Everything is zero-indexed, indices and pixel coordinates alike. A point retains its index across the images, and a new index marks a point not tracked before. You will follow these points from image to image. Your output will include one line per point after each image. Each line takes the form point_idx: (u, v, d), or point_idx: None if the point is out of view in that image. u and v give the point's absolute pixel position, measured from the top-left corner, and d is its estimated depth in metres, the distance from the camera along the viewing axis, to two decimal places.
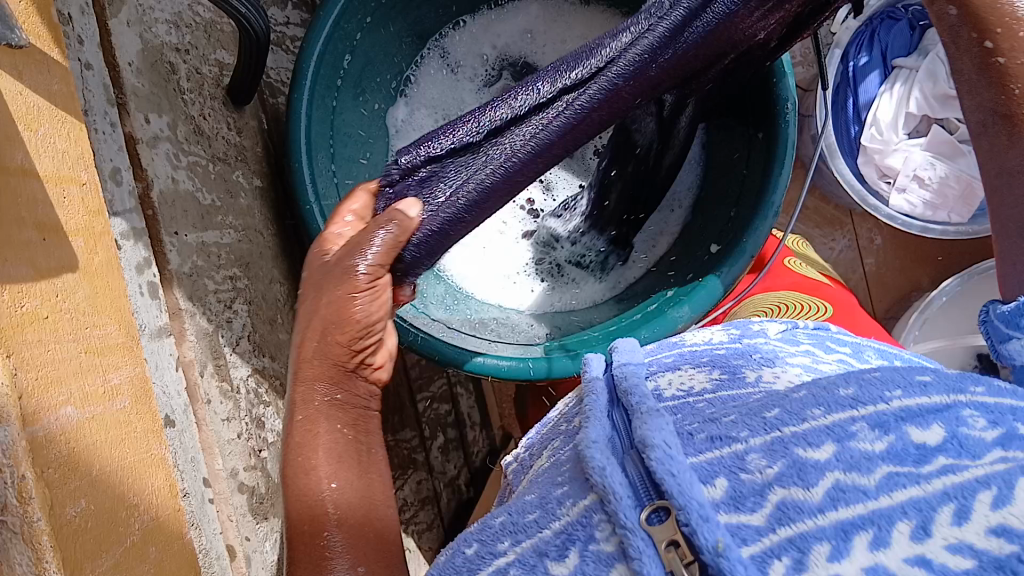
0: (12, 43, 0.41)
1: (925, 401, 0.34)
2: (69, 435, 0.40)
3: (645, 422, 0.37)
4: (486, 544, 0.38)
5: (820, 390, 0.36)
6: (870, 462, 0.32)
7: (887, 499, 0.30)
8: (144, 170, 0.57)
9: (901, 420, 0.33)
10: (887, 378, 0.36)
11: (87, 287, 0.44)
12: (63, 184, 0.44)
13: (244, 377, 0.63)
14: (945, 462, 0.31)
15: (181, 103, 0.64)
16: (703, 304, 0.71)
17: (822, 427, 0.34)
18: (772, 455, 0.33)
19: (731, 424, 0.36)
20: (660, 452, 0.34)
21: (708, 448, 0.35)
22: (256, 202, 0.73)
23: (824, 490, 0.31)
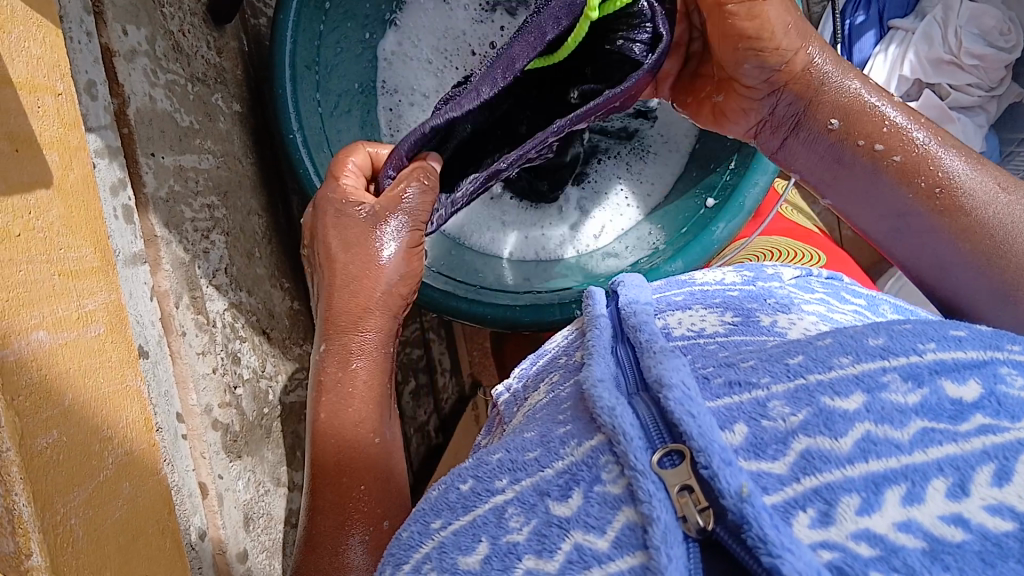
0: None
1: (960, 356, 0.31)
2: (40, 362, 0.38)
3: (660, 362, 0.34)
4: (482, 481, 0.34)
5: (847, 338, 0.33)
6: (901, 415, 0.28)
7: (921, 455, 0.27)
8: (120, 85, 0.54)
9: (934, 374, 0.30)
10: (918, 331, 0.33)
11: (61, 205, 0.41)
12: (38, 93, 0.41)
13: (221, 311, 0.61)
14: (983, 422, 0.28)
15: (159, 17, 0.60)
16: (696, 259, 0.71)
17: (849, 377, 0.30)
18: (796, 404, 0.30)
19: (751, 369, 0.33)
20: (677, 393, 0.31)
21: (726, 393, 0.32)
22: (235, 127, 0.69)
23: (853, 441, 0.28)
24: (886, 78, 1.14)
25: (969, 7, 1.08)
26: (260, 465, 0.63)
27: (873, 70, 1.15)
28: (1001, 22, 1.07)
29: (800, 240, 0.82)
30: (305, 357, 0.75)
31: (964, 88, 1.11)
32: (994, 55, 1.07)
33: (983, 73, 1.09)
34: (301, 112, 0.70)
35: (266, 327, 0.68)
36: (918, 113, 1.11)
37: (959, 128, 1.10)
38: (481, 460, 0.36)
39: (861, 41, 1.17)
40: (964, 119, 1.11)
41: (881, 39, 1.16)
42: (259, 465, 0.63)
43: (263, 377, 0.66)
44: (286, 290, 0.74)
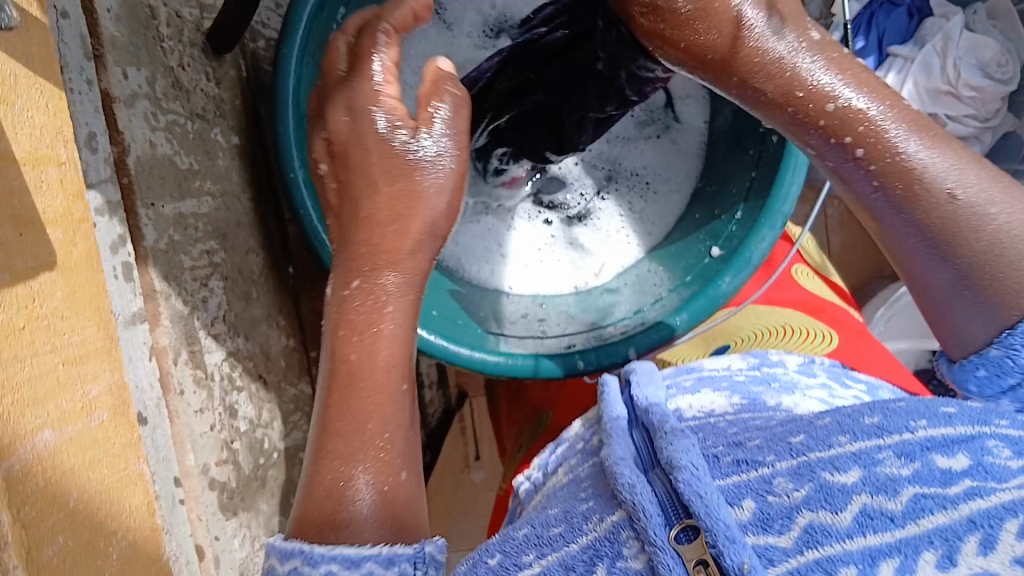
0: None
1: (948, 430, 0.31)
2: (46, 464, 0.36)
3: (670, 440, 0.34)
4: (509, 557, 0.35)
5: (843, 416, 0.33)
6: (896, 484, 0.29)
7: (912, 526, 0.27)
8: (120, 133, 0.51)
9: (926, 448, 0.30)
10: (910, 407, 0.33)
11: (64, 287, 0.39)
12: (41, 165, 0.39)
13: (218, 362, 0.59)
14: (971, 485, 0.28)
15: (160, 53, 0.58)
16: (702, 310, 0.68)
17: (847, 452, 0.31)
18: (799, 478, 0.30)
19: (757, 448, 0.33)
20: (687, 473, 0.31)
21: (735, 471, 0.32)
22: (234, 163, 0.67)
23: (852, 515, 0.28)
24: None
25: (969, 38, 1.09)
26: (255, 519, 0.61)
27: None
28: (999, 55, 1.08)
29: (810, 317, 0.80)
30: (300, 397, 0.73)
31: (961, 118, 1.11)
32: (991, 87, 1.08)
33: (980, 104, 1.10)
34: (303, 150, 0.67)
35: (262, 372, 0.66)
36: None
37: None
38: (508, 534, 0.37)
39: (861, 66, 1.15)
40: None
41: (881, 66, 1.15)
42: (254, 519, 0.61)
43: (259, 426, 0.63)
44: (284, 325, 0.71)
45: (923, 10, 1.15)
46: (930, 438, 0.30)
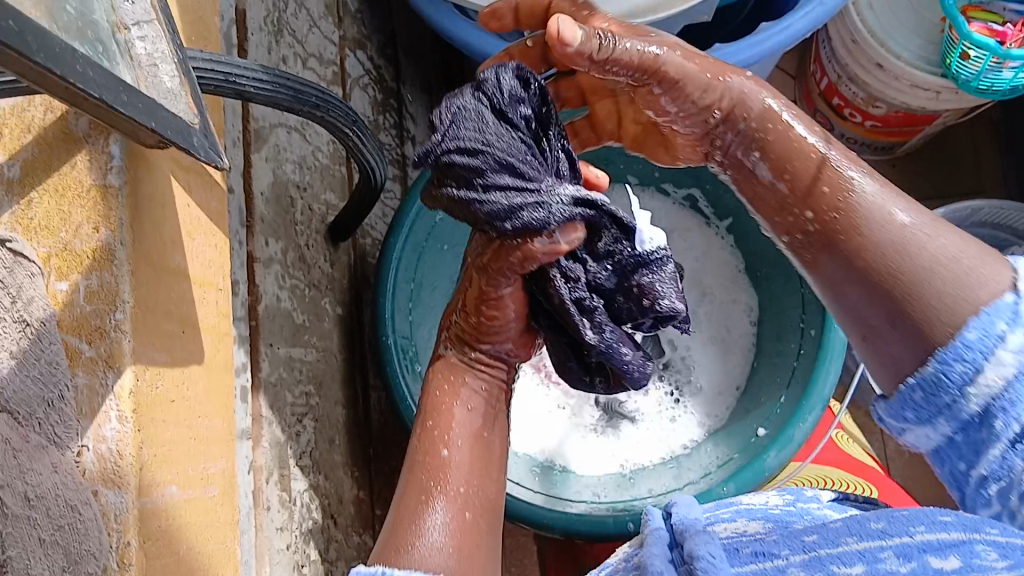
0: (217, 166, 0.45)
1: (942, 535, 0.41)
2: (169, 513, 0.44)
3: (695, 538, 0.48)
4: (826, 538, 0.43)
5: (853, 522, 0.44)
6: (880, 557, 0.40)
7: (888, 570, 0.40)
8: (255, 285, 0.64)
9: (922, 551, 0.40)
10: (912, 516, 0.43)
11: (206, 381, 0.49)
12: (206, 287, 0.50)
13: (301, 490, 0.66)
14: (944, 564, 0.39)
15: (293, 233, 0.72)
16: (748, 482, 0.73)
17: (855, 550, 0.41)
18: (811, 568, 0.42)
19: (774, 543, 0.45)
20: (705, 562, 0.46)
21: (752, 560, 0.45)
22: (336, 329, 0.78)
23: (860, 572, 0.40)
24: None
25: None
26: None
27: None
28: None
29: (848, 467, 0.92)
30: (362, 546, 0.79)
31: None
32: None
33: None
34: (395, 320, 0.80)
35: (334, 512, 0.73)
36: None
37: None
38: None
39: None
40: None
41: None
42: None
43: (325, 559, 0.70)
44: (355, 477, 0.79)
45: None
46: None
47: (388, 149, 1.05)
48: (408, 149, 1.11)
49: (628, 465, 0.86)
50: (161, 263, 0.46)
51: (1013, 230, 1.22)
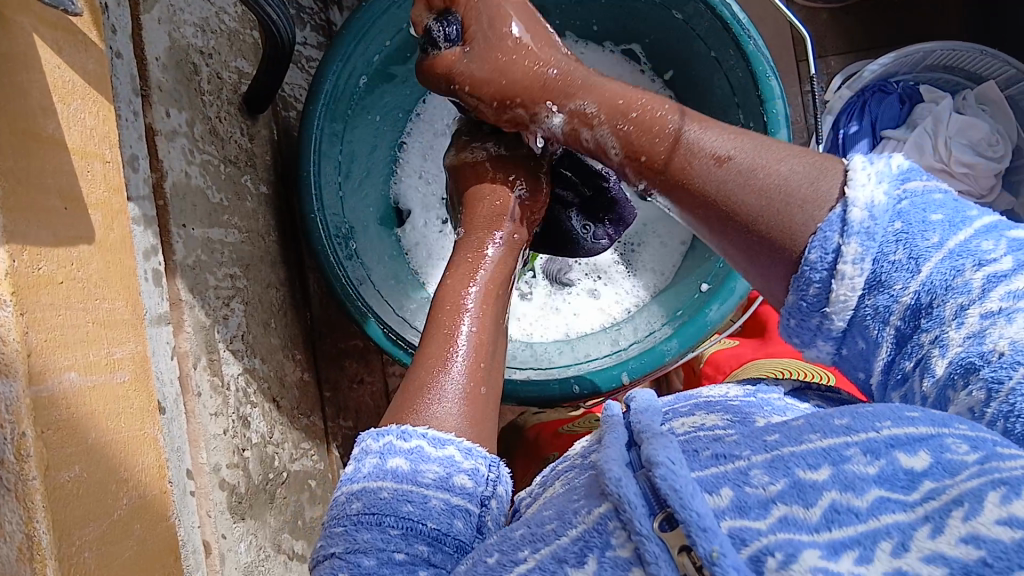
0: (70, 10, 0.43)
1: (912, 431, 0.35)
2: (69, 401, 0.41)
3: (652, 438, 0.38)
4: (787, 436, 0.37)
5: (817, 419, 0.37)
6: (863, 483, 0.33)
7: (873, 520, 0.31)
8: (160, 161, 0.59)
9: (890, 447, 0.34)
10: (878, 412, 0.37)
11: (100, 261, 0.45)
12: (88, 159, 0.45)
13: (235, 375, 0.64)
14: (930, 486, 0.32)
15: (200, 104, 0.66)
16: (691, 338, 0.72)
17: (819, 450, 0.35)
18: (774, 473, 0.34)
19: (733, 445, 0.38)
20: (664, 468, 0.35)
21: (712, 464, 0.36)
22: (261, 208, 0.74)
23: (823, 507, 0.32)
24: None
25: (958, 120, 1.14)
26: (262, 529, 0.65)
27: None
28: (988, 136, 1.14)
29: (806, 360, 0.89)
30: (311, 428, 0.77)
31: None
32: (983, 164, 1.14)
33: (974, 181, 1.15)
34: (321, 196, 0.75)
35: (276, 396, 0.70)
36: None
37: None
38: (506, 533, 0.40)
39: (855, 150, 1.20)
40: None
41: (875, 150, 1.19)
42: (261, 529, 0.64)
43: (270, 443, 0.68)
44: (297, 360, 0.76)
45: (912, 96, 1.19)
46: (882, 213, 0.43)
47: (309, 13, 0.97)
48: (333, 13, 1.03)
49: (571, 331, 0.86)
50: (30, 130, 0.41)
51: (965, 74, 1.17)
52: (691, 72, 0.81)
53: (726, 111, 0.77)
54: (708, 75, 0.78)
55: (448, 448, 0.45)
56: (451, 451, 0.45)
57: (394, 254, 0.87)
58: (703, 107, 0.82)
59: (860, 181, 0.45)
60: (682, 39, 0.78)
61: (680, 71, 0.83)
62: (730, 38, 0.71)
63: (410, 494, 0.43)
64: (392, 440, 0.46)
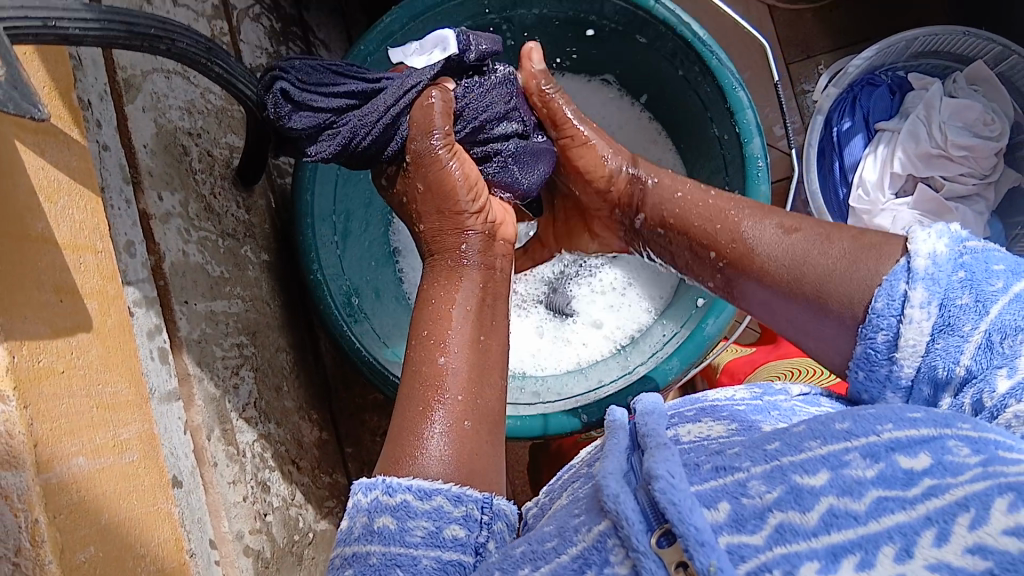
0: (35, 117, 0.41)
1: (913, 433, 0.35)
2: (80, 484, 0.43)
3: (654, 454, 0.37)
4: (789, 442, 0.37)
5: (817, 424, 0.37)
6: (860, 487, 0.33)
7: (874, 525, 0.32)
8: (156, 243, 0.61)
9: (890, 450, 0.35)
10: (879, 414, 0.37)
11: (99, 347, 0.47)
12: (80, 252, 0.48)
13: (250, 442, 0.65)
14: (929, 485, 0.33)
15: (192, 183, 0.69)
16: (691, 354, 0.74)
17: (818, 456, 0.35)
18: (771, 481, 0.34)
19: (735, 455, 0.37)
20: (664, 484, 0.34)
21: (713, 477, 0.36)
22: (263, 275, 0.75)
23: (819, 515, 0.33)
24: (878, 178, 1.17)
25: (949, 103, 1.13)
26: None
27: (864, 171, 1.18)
28: (984, 115, 1.13)
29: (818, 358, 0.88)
30: (335, 486, 0.78)
31: (958, 179, 1.15)
32: (982, 145, 1.12)
33: (975, 162, 1.14)
34: (320, 256, 0.77)
35: (296, 458, 0.71)
36: (916, 207, 1.14)
37: (958, 216, 1.14)
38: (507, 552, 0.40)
39: (851, 145, 1.20)
40: (961, 207, 1.14)
41: (870, 142, 1.19)
42: None
43: (293, 505, 0.69)
44: (314, 420, 0.78)
45: (903, 85, 1.20)
46: (944, 262, 0.44)
47: None
48: None
49: (583, 360, 0.87)
50: (19, 231, 0.43)
51: (954, 58, 1.17)
52: (662, 91, 0.84)
53: (700, 124, 0.80)
54: (679, 91, 0.81)
55: (438, 500, 0.46)
56: (440, 502, 0.46)
57: (400, 306, 0.88)
58: (679, 124, 0.85)
59: (922, 239, 0.46)
60: (649, 60, 0.81)
61: (651, 93, 0.87)
62: (696, 58, 0.74)
63: (400, 556, 0.44)
64: (379, 495, 0.47)
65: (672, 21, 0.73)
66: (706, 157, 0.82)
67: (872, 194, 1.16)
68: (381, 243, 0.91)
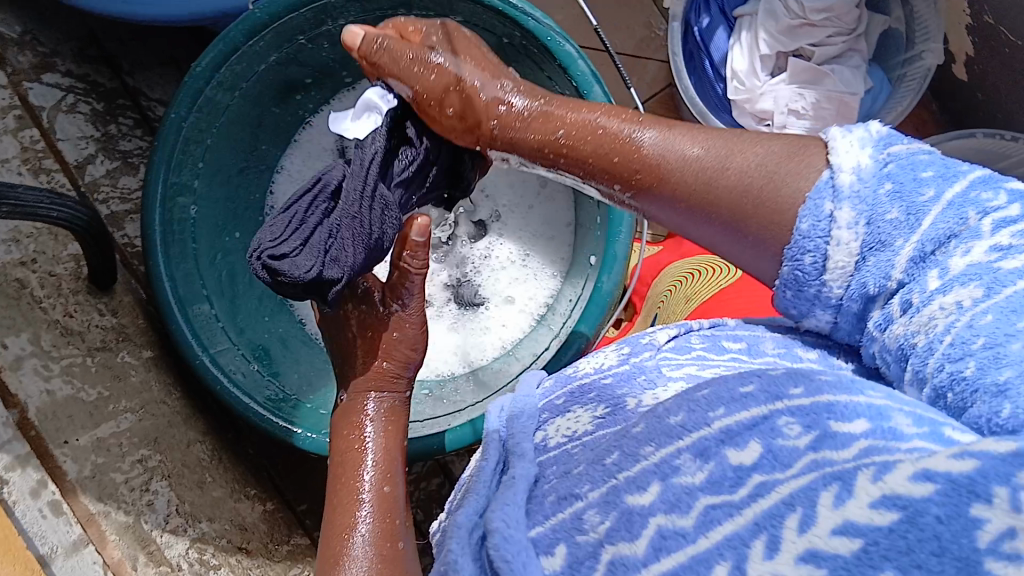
0: None
1: (744, 415, 0.36)
2: None
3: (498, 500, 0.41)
4: (628, 451, 0.38)
5: (654, 421, 0.39)
6: (688, 499, 0.33)
7: (704, 542, 0.31)
8: (14, 396, 0.60)
9: (720, 444, 0.35)
10: (712, 396, 0.38)
11: None
12: None
13: (183, 552, 0.64)
14: (758, 480, 0.32)
15: (40, 314, 0.65)
16: (597, 317, 0.70)
17: (650, 467, 0.36)
18: (605, 510, 0.35)
19: (579, 478, 0.39)
20: (497, 537, 0.37)
21: (554, 511, 0.38)
22: (150, 376, 0.72)
23: (648, 540, 0.33)
24: (749, 65, 1.13)
25: None
26: None
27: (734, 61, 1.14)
28: None
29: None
30: (298, 549, 0.77)
31: (827, 41, 1.11)
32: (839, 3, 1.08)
33: (838, 21, 1.10)
34: (202, 339, 0.71)
35: (241, 543, 0.70)
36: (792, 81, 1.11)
37: (836, 78, 1.10)
38: None
39: (715, 40, 1.17)
40: (837, 68, 1.11)
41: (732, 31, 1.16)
42: None
43: None
44: (254, 495, 0.76)
45: None
46: (872, 174, 0.38)
47: None
48: None
49: (507, 342, 0.83)
50: None
51: None
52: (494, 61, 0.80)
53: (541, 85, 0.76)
54: (509, 57, 0.77)
55: None
56: None
57: (308, 352, 0.84)
58: None
59: (844, 148, 0.39)
60: None
61: None
62: (513, 23, 0.69)
63: None
64: None
65: None
66: None
67: (747, 83, 1.12)
68: (270, 291, 0.86)
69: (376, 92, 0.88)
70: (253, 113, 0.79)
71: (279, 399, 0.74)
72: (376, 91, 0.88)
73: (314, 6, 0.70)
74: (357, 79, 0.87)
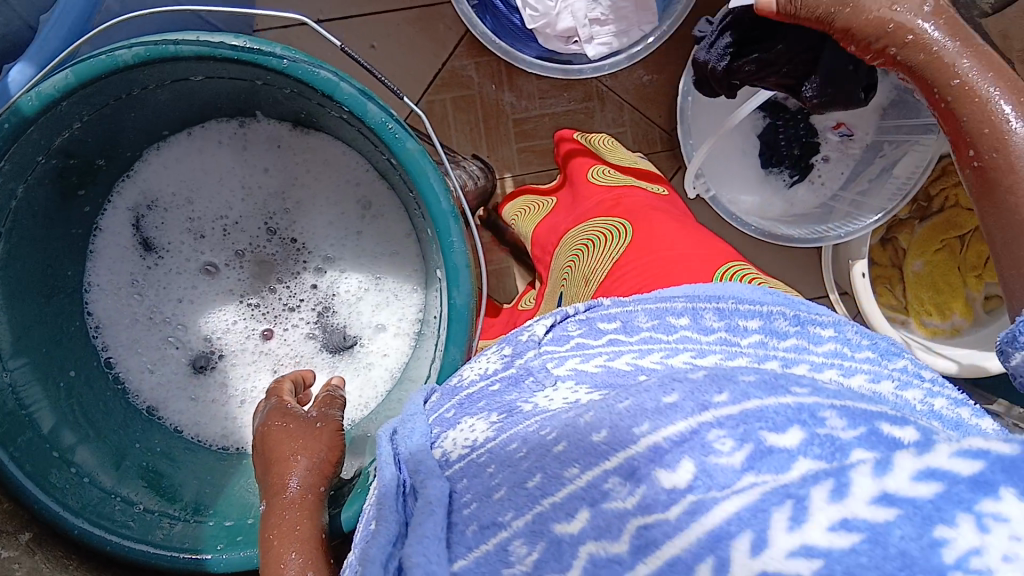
0: None
1: (672, 428, 0.33)
2: None
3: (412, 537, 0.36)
4: (549, 469, 0.35)
5: (575, 434, 0.36)
6: (618, 523, 0.31)
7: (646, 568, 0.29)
8: None
9: (650, 465, 0.32)
10: (632, 407, 0.35)
11: None
12: None
13: None
14: (692, 498, 0.30)
15: None
16: (462, 333, 0.67)
17: (578, 490, 0.33)
18: (530, 539, 0.32)
19: (500, 501, 0.35)
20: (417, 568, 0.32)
21: (477, 541, 0.34)
22: (37, 555, 0.67)
23: (580, 570, 0.31)
24: None
25: None
26: None
27: None
28: None
29: (608, 211, 0.88)
30: None
31: None
32: None
33: None
34: (73, 500, 0.66)
35: None
36: None
37: None
38: None
39: None
40: None
41: None
42: None
43: None
44: None
45: None
46: None
47: None
48: None
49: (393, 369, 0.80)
50: None
51: None
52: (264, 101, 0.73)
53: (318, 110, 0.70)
54: (272, 94, 0.70)
55: None
56: None
57: (197, 454, 0.78)
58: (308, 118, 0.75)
59: None
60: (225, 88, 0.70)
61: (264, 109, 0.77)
62: (259, 68, 0.62)
63: None
64: None
65: (211, 53, 0.60)
66: (351, 134, 0.72)
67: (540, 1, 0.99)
68: (132, 408, 0.79)
69: (161, 167, 0.81)
70: (33, 242, 0.71)
71: (180, 524, 0.70)
72: (162, 164, 0.81)
73: (39, 121, 0.61)
74: (133, 166, 0.80)
